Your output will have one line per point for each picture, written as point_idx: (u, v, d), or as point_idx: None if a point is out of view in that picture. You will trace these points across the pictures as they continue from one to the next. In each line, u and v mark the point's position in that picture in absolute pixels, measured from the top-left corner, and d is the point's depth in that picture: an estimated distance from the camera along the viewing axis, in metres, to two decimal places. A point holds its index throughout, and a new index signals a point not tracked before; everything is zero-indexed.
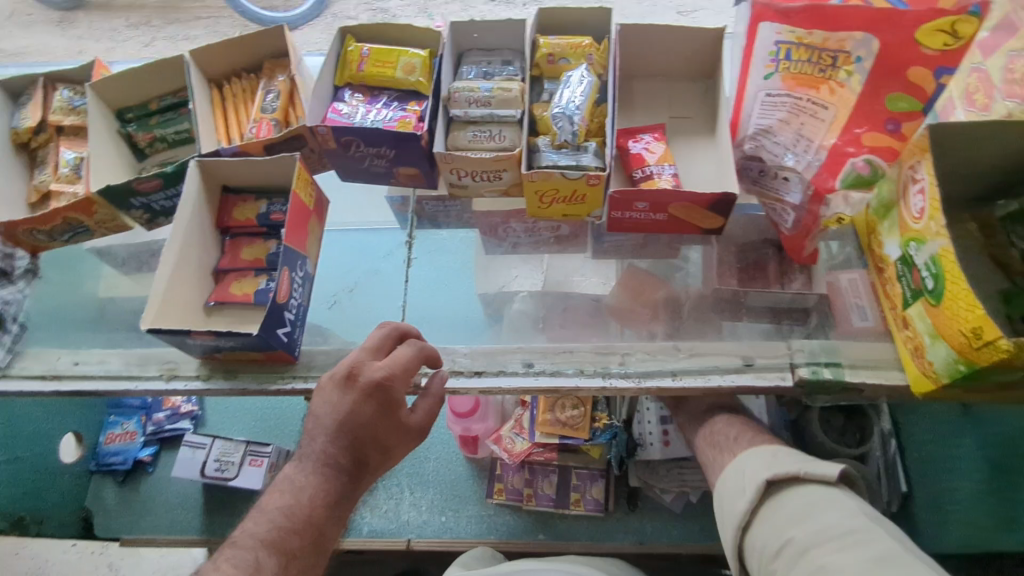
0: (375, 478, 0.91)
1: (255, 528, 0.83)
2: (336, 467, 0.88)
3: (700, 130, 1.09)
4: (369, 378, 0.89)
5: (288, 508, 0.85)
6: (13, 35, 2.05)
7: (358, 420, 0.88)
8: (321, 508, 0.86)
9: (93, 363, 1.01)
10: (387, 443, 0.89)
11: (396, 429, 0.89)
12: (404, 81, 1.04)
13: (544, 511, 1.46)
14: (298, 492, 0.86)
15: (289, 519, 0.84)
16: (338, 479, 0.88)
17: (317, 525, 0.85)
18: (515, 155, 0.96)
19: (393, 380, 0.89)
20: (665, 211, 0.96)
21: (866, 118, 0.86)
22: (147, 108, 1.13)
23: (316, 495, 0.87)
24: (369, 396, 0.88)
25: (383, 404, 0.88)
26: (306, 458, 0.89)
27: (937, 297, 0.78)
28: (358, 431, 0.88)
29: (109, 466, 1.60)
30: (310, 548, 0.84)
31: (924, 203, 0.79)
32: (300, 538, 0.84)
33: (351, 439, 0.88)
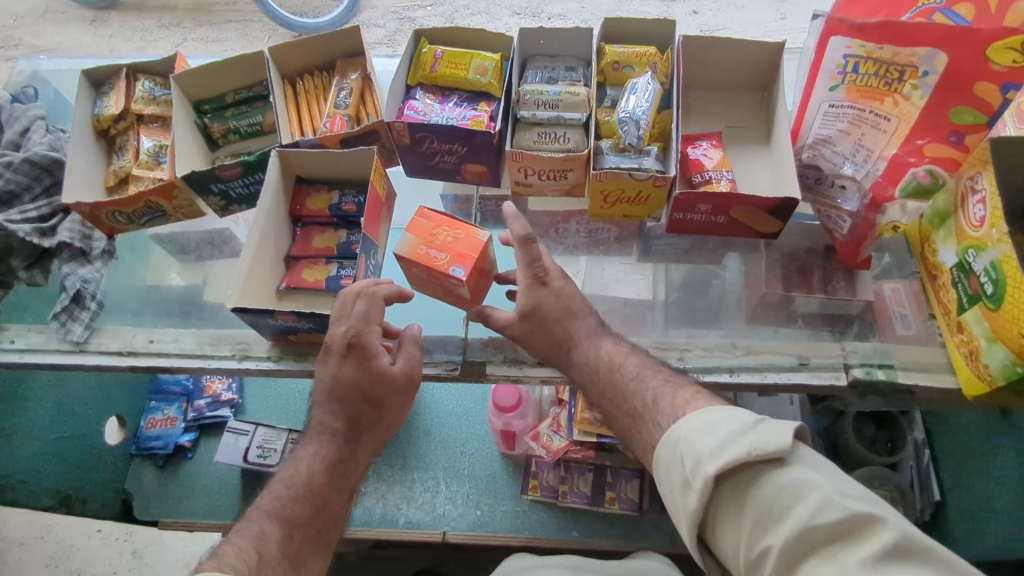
0: (375, 436, 0.97)
1: (262, 501, 0.89)
2: (333, 431, 0.94)
3: (756, 140, 1.13)
4: (339, 340, 0.93)
5: (289, 480, 0.91)
6: (50, 31, 2.10)
7: (344, 381, 0.93)
8: (321, 472, 0.92)
9: (167, 341, 1.05)
10: (374, 396, 0.94)
11: (383, 381, 0.94)
12: (476, 82, 1.09)
13: (577, 508, 1.48)
14: (298, 463, 0.93)
15: (291, 489, 0.90)
16: (337, 442, 0.94)
17: (318, 491, 0.91)
18: (584, 156, 1.01)
19: (356, 334, 0.92)
20: (726, 213, 1.00)
21: (929, 130, 0.89)
22: (224, 100, 1.17)
23: (319, 468, 0.93)
24: (350, 356, 0.93)
25: (362, 360, 0.93)
26: (309, 432, 0.96)
27: (997, 301, 0.82)
28: (346, 390, 0.94)
29: (150, 449, 1.64)
30: (312, 514, 0.89)
31: (985, 211, 0.83)
32: (300, 505, 0.89)
33: (339, 400, 0.94)
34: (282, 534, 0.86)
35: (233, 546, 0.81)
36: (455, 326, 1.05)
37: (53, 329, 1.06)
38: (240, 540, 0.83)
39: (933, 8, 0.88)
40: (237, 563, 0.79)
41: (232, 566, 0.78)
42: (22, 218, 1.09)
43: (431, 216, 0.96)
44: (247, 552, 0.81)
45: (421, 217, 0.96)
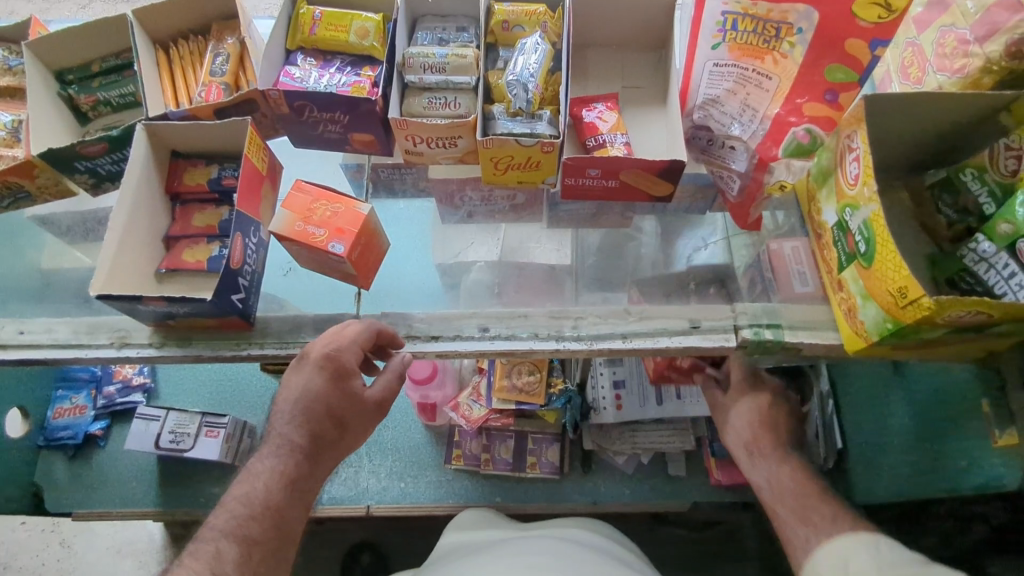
0: (333, 456, 0.98)
1: (217, 519, 0.90)
2: (293, 447, 0.95)
3: (652, 100, 1.11)
4: (319, 353, 0.93)
5: (247, 498, 0.92)
6: None
7: (312, 394, 0.93)
8: (276, 490, 0.93)
9: (39, 332, 0.99)
10: (342, 417, 0.96)
11: (350, 403, 0.96)
12: (357, 45, 1.03)
13: (500, 474, 1.50)
14: (256, 477, 0.93)
15: (246, 507, 0.91)
16: (299, 459, 0.95)
17: (274, 510, 0.92)
18: (470, 122, 0.97)
19: (340, 352, 0.92)
20: (617, 177, 0.99)
21: (807, 88, 0.90)
22: (89, 69, 1.09)
23: (278, 484, 0.93)
24: (322, 370, 0.93)
25: (337, 380, 0.94)
26: (268, 443, 0.96)
27: (868, 259, 0.83)
28: (314, 407, 0.94)
29: (59, 440, 1.57)
30: (270, 533, 0.91)
31: (858, 169, 0.83)
32: (259, 525, 0.91)
33: (305, 413, 0.94)
34: (239, 555, 0.88)
35: (185, 571, 0.85)
36: (346, 302, 1.04)
37: None
38: (196, 563, 0.86)
39: None
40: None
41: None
42: None
43: (308, 190, 0.91)
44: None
45: (298, 191, 0.91)
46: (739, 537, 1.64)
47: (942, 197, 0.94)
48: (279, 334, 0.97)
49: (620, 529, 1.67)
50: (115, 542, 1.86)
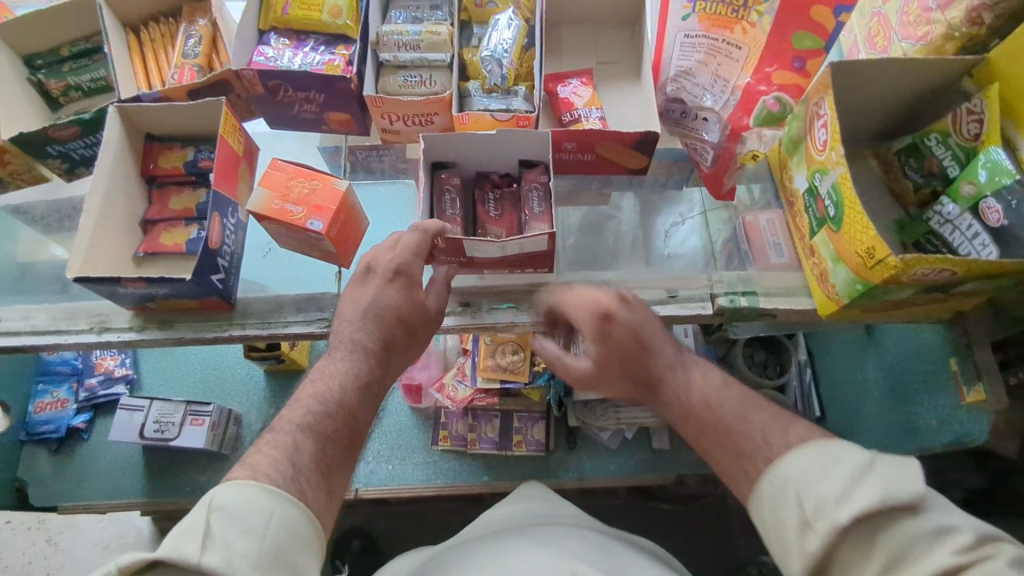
0: (401, 366, 0.88)
1: (291, 412, 0.76)
2: (366, 350, 0.84)
3: (626, 76, 1.12)
4: (387, 264, 0.87)
5: (323, 395, 0.79)
6: None
7: (384, 301, 0.85)
8: (353, 392, 0.81)
9: (17, 319, 0.98)
10: (414, 323, 0.87)
11: (416, 310, 0.87)
12: (331, 23, 1.03)
13: (487, 453, 1.51)
14: (329, 380, 0.81)
15: (324, 405, 0.78)
16: (378, 361, 0.84)
17: (350, 410, 0.79)
18: (446, 98, 0.97)
19: (410, 262, 0.87)
20: (592, 150, 1.00)
21: (775, 57, 0.93)
22: (59, 54, 1.07)
23: (349, 393, 0.80)
24: (392, 280, 0.86)
25: (408, 287, 0.87)
26: (336, 350, 0.84)
27: (838, 222, 0.85)
28: (387, 313, 0.85)
29: (41, 435, 1.56)
30: (346, 434, 0.78)
31: (826, 135, 0.85)
32: (334, 422, 0.77)
33: (377, 320, 0.85)
34: (317, 449, 0.74)
35: (265, 456, 0.70)
36: (327, 282, 1.02)
37: None
38: (271, 453, 0.71)
39: None
40: (271, 473, 0.68)
41: (268, 473, 0.68)
42: None
43: (284, 168, 0.91)
44: (280, 464, 0.69)
45: (273, 169, 0.91)
46: (725, 509, 1.67)
47: (907, 161, 0.96)
48: (260, 315, 0.97)
49: (608, 506, 1.68)
50: (103, 538, 1.86)
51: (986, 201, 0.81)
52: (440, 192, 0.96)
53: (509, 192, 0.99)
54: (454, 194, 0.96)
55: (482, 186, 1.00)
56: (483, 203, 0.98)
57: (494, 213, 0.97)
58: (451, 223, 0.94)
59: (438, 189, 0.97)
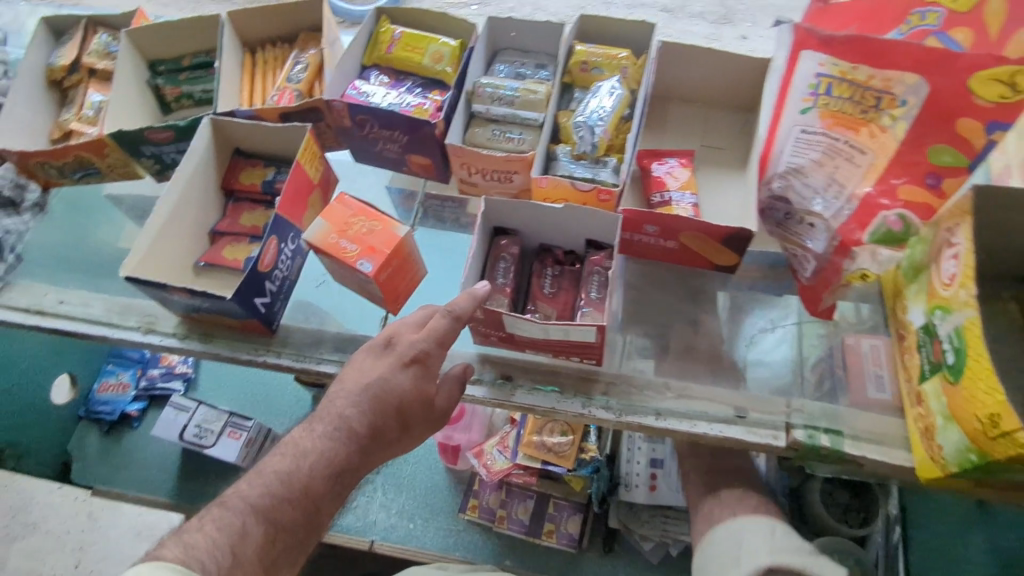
0: (384, 456, 0.79)
1: (248, 489, 0.71)
2: (350, 434, 0.75)
3: (730, 163, 1.03)
4: (408, 347, 0.79)
5: (288, 475, 0.72)
6: None
7: (391, 387, 0.77)
8: (321, 478, 0.73)
9: (77, 304, 1.00)
10: (412, 417, 0.78)
11: (416, 404, 0.79)
12: (431, 67, 1.01)
13: (514, 536, 1.40)
14: (300, 458, 0.73)
15: (285, 487, 0.71)
16: (357, 451, 0.75)
17: (313, 498, 0.73)
18: (528, 158, 0.92)
19: (431, 352, 0.79)
20: (676, 238, 0.90)
21: (905, 168, 0.81)
22: (179, 63, 1.13)
23: (319, 480, 0.73)
24: (407, 366, 0.78)
25: (421, 377, 0.78)
26: (320, 421, 0.76)
27: (957, 373, 0.70)
28: (388, 398, 0.76)
29: (97, 414, 1.62)
30: (302, 524, 0.72)
31: (956, 268, 0.72)
32: (291, 510, 0.71)
33: (375, 404, 0.76)
34: (264, 540, 0.69)
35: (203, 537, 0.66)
36: (371, 326, 0.97)
37: None
38: (213, 532, 0.68)
39: (927, 30, 0.80)
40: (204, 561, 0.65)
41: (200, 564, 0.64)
42: None
43: (350, 204, 0.88)
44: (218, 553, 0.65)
45: (339, 203, 0.88)
46: None
47: None
48: (298, 346, 0.94)
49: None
50: None
51: None
52: (495, 260, 0.89)
53: (570, 270, 0.91)
54: (508, 264, 0.89)
55: (542, 260, 0.92)
56: (538, 279, 0.91)
57: (548, 291, 0.89)
58: (499, 294, 0.87)
59: (493, 257, 0.90)
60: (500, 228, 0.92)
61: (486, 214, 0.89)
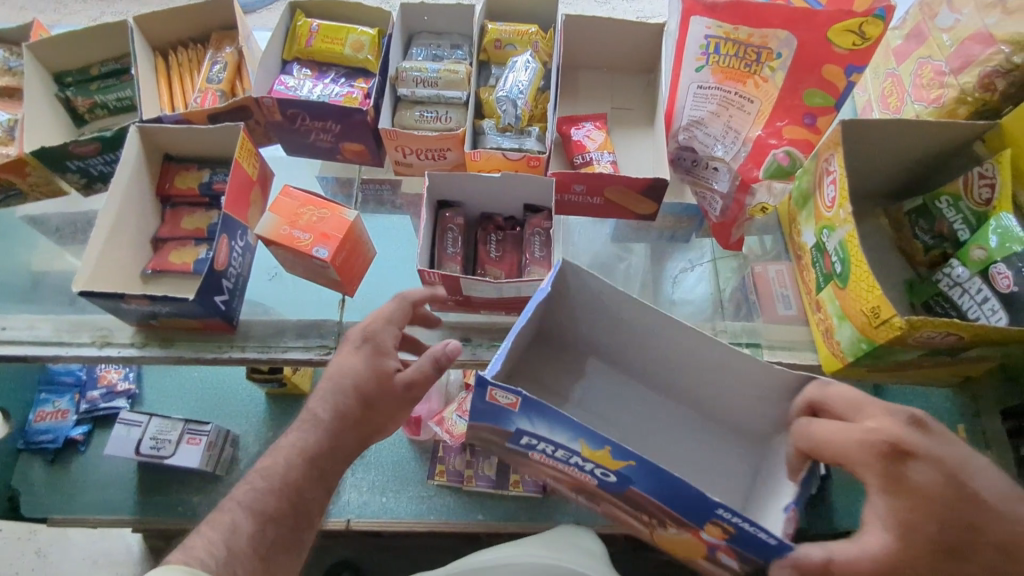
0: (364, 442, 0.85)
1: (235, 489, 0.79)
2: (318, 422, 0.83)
3: (639, 123, 1.13)
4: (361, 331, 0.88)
5: (267, 469, 0.80)
6: None
7: (343, 371, 0.85)
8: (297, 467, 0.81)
9: (21, 328, 0.99)
10: (372, 396, 0.84)
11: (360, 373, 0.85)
12: (352, 57, 1.05)
13: (483, 492, 1.49)
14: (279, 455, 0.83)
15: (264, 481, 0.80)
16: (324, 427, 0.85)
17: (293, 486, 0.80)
18: (460, 135, 0.99)
19: (376, 330, 0.88)
20: (601, 194, 1.00)
21: (787, 112, 0.94)
22: (88, 73, 1.11)
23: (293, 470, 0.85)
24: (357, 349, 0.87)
25: (374, 357, 0.86)
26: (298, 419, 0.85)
27: (844, 279, 0.84)
28: (346, 385, 0.85)
29: (39, 444, 1.56)
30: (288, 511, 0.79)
31: (835, 192, 0.85)
32: (274, 499, 0.79)
33: (333, 388, 0.84)
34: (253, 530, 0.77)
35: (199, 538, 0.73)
36: (330, 310, 1.02)
37: None
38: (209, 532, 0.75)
39: None
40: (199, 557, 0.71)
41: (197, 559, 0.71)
42: None
43: (294, 196, 0.92)
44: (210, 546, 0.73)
45: (285, 196, 0.92)
46: None
47: (917, 222, 0.95)
48: (262, 338, 0.98)
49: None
50: (91, 553, 1.84)
51: (997, 266, 0.80)
52: (443, 232, 0.96)
53: (512, 234, 1.00)
54: (456, 234, 0.96)
55: (485, 228, 1.00)
56: (485, 243, 0.98)
57: (495, 254, 0.98)
58: (451, 262, 0.94)
59: (440, 229, 0.97)
60: (443, 202, 0.99)
61: (430, 189, 0.95)
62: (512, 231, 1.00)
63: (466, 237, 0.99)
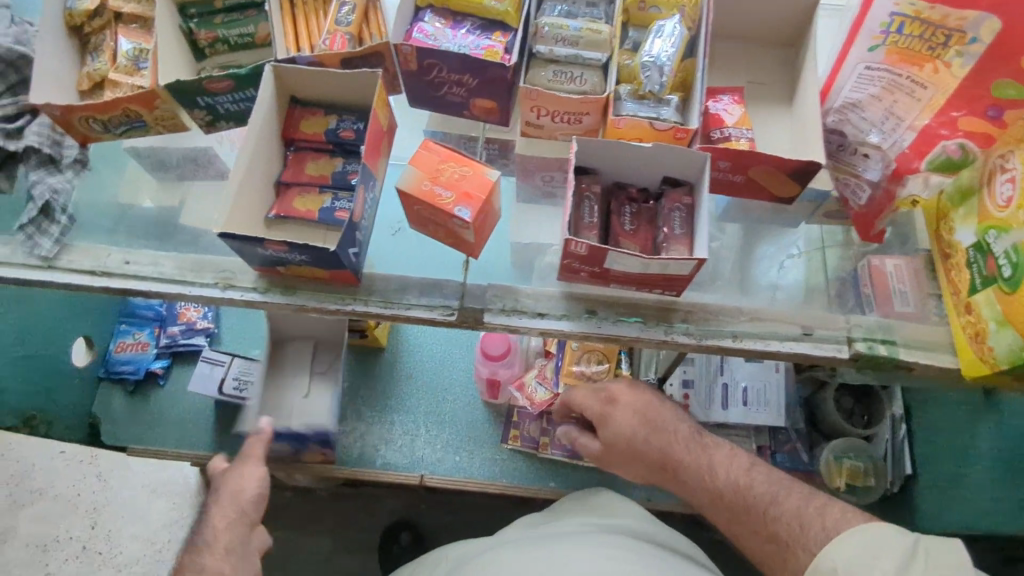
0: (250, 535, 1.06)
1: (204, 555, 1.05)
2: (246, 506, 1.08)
3: (779, 99, 1.08)
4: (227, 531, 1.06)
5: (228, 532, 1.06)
6: None
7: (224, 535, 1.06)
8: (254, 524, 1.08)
9: (145, 264, 0.99)
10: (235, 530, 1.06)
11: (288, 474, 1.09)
12: (492, 8, 0.99)
13: (556, 459, 1.52)
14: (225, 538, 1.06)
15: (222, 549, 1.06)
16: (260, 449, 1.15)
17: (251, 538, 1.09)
18: (603, 100, 0.94)
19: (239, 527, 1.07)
20: (745, 173, 0.96)
21: (966, 102, 0.85)
22: (212, 5, 1.07)
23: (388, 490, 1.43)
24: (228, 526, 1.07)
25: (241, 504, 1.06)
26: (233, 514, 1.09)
27: (1013, 284, 0.80)
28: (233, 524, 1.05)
29: (120, 374, 1.60)
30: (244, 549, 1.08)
31: (1012, 191, 0.82)
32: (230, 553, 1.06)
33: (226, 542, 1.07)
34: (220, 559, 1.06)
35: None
36: (454, 270, 1.00)
37: (19, 241, 0.98)
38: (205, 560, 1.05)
39: None
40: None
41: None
42: None
43: (436, 150, 0.89)
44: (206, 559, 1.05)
45: (425, 150, 0.89)
46: None
47: None
48: (387, 293, 0.97)
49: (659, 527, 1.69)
50: None
51: None
52: (580, 198, 0.93)
53: (646, 207, 0.97)
54: (593, 203, 0.93)
55: (618, 198, 0.97)
56: (619, 215, 0.95)
57: (629, 227, 0.95)
58: (588, 232, 0.91)
59: (577, 196, 0.93)
60: (580, 167, 0.95)
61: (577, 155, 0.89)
62: (648, 205, 0.97)
63: (600, 207, 0.95)
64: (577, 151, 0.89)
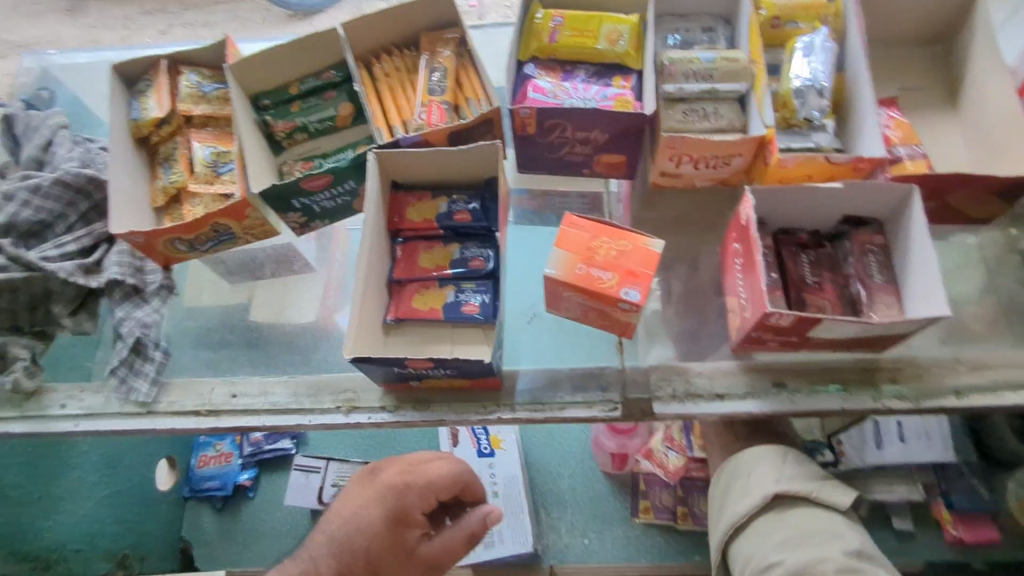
0: None
1: (320, 533, 0.81)
2: (369, 533, 0.78)
3: (939, 105, 0.93)
4: (387, 478, 0.81)
5: (335, 531, 0.80)
6: None
7: (360, 524, 0.79)
8: (382, 544, 0.78)
9: (254, 394, 0.86)
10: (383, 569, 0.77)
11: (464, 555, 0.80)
12: (608, 51, 0.88)
13: (700, 531, 1.32)
14: (346, 526, 0.79)
15: (345, 543, 0.78)
16: (429, 472, 0.81)
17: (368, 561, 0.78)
18: (760, 137, 0.81)
19: (411, 489, 0.80)
20: (938, 199, 0.81)
21: None
22: (287, 92, 0.97)
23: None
24: (381, 500, 0.80)
25: (394, 526, 0.79)
26: (338, 520, 0.81)
27: None
28: (356, 544, 0.78)
29: (206, 492, 1.45)
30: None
31: None
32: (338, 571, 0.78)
33: (347, 550, 0.78)
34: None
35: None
36: (606, 353, 0.86)
37: (113, 387, 0.87)
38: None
39: None
40: None
41: None
42: (61, 253, 0.88)
43: (583, 225, 0.76)
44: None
45: (571, 227, 0.76)
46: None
47: None
48: (535, 394, 0.83)
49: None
50: None
51: None
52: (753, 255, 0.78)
53: (824, 252, 0.81)
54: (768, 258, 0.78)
55: (790, 246, 0.81)
56: (798, 268, 0.80)
57: (813, 280, 0.79)
58: (772, 293, 0.77)
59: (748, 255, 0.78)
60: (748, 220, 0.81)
61: (752, 208, 0.75)
62: (826, 251, 0.81)
63: (774, 260, 0.80)
64: (751, 201, 0.76)
